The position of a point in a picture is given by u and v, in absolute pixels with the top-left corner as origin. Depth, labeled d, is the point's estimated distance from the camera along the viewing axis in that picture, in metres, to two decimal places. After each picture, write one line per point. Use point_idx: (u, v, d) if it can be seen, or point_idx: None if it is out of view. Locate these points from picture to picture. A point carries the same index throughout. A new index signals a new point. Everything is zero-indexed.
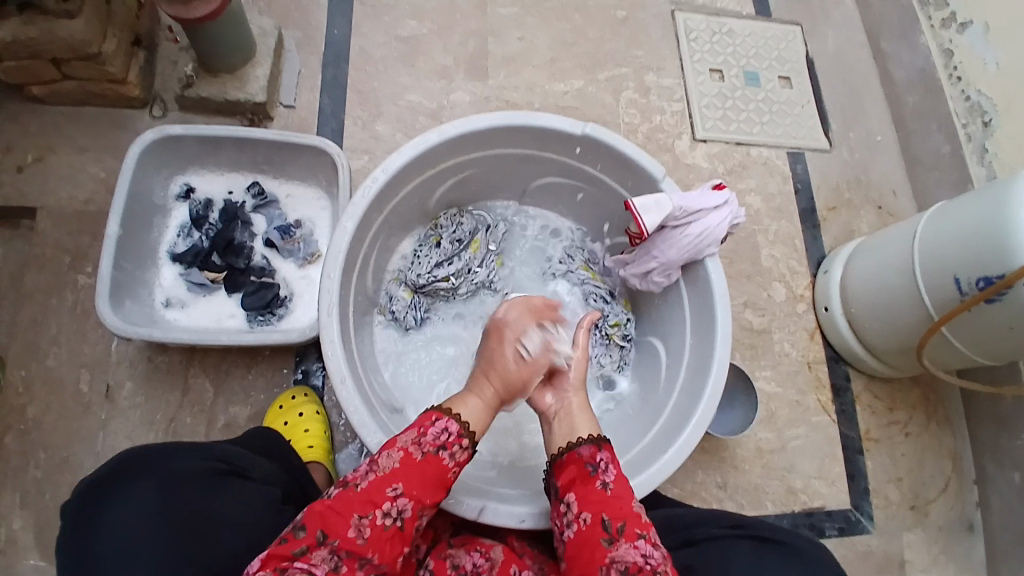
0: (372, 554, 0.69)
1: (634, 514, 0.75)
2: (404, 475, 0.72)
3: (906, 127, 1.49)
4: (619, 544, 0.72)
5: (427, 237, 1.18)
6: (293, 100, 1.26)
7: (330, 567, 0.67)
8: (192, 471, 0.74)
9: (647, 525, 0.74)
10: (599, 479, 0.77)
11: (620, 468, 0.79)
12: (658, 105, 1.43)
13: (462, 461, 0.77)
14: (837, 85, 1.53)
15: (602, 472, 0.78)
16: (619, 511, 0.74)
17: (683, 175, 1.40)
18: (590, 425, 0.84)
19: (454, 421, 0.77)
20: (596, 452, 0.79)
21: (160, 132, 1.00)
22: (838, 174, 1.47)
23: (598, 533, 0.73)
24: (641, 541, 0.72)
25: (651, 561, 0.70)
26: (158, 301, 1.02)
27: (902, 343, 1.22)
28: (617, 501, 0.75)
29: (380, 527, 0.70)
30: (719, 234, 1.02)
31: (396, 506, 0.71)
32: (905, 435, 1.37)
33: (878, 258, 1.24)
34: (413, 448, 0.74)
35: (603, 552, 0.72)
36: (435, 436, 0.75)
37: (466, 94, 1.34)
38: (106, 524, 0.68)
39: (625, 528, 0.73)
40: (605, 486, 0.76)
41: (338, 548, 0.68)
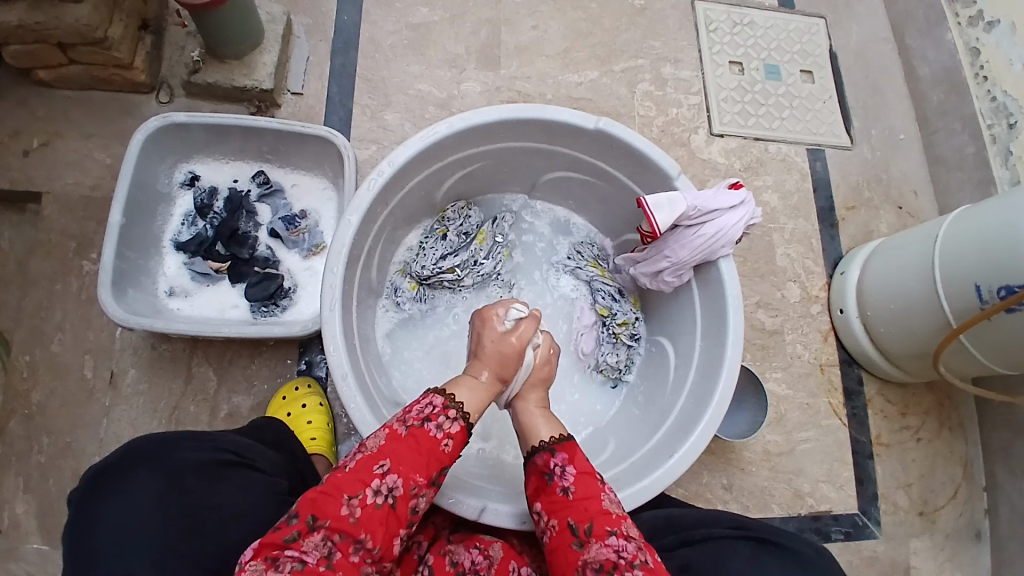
0: (365, 535, 0.68)
1: (601, 512, 0.72)
2: (393, 454, 0.71)
3: (930, 125, 1.44)
4: (590, 545, 0.70)
5: (434, 229, 1.16)
6: (301, 87, 1.24)
7: (323, 553, 0.65)
8: (197, 463, 0.73)
9: (616, 520, 0.72)
10: (557, 486, 0.75)
11: (581, 467, 0.76)
12: (674, 98, 1.40)
13: (454, 432, 0.76)
14: (861, 80, 1.48)
15: (559, 478, 0.75)
16: (585, 513, 0.73)
17: (697, 171, 1.37)
18: (553, 428, 0.82)
19: (438, 395, 0.77)
20: (550, 458, 0.77)
21: (165, 119, 0.98)
22: (858, 172, 1.42)
23: (568, 539, 0.72)
24: (612, 538, 0.70)
25: (625, 555, 0.68)
26: (161, 289, 1.01)
27: (917, 348, 1.19)
28: (581, 503, 0.73)
29: (371, 506, 0.69)
30: (734, 234, 0.99)
31: (385, 483, 0.70)
32: (917, 441, 1.34)
33: (897, 261, 1.20)
34: (397, 427, 0.74)
35: (576, 555, 0.71)
36: (420, 411, 0.75)
37: (477, 84, 1.31)
38: (110, 517, 0.67)
39: (593, 528, 0.71)
40: (566, 490, 0.75)
41: (331, 534, 0.66)
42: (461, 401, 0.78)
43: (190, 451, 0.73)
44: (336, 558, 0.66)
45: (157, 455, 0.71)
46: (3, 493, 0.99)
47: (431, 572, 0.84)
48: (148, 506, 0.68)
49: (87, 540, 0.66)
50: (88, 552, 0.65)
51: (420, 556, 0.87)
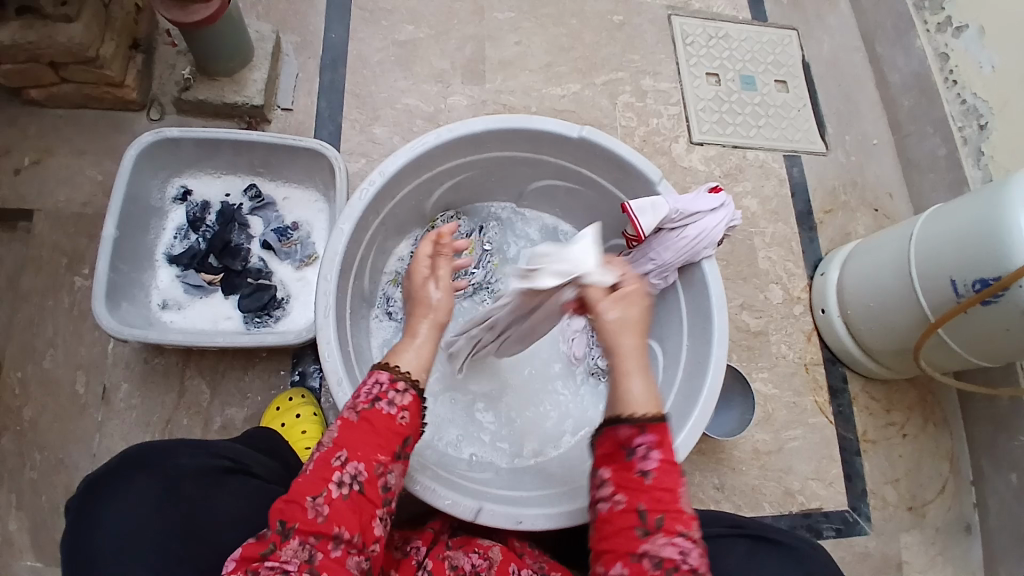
0: (339, 529, 0.69)
1: (674, 506, 0.66)
2: (347, 444, 0.73)
3: (902, 130, 1.50)
4: (655, 538, 0.64)
5: (424, 238, 1.18)
6: (290, 103, 1.26)
7: (303, 559, 0.67)
8: (195, 470, 0.74)
9: (688, 518, 0.66)
10: (637, 467, 0.67)
11: (668, 454, 0.68)
12: (655, 109, 1.44)
13: (407, 404, 0.77)
14: (833, 89, 1.54)
15: (641, 460, 0.67)
16: (660, 504, 0.65)
17: (679, 178, 1.41)
18: (651, 399, 0.70)
19: (383, 372, 0.78)
20: (637, 434, 0.68)
21: (158, 134, 0.99)
22: (833, 177, 1.47)
23: (633, 522, 0.66)
24: (681, 538, 0.64)
25: (689, 560, 0.64)
26: (154, 303, 1.01)
27: (898, 343, 1.23)
28: (657, 492, 0.66)
29: (338, 498, 0.70)
30: (716, 236, 1.03)
31: (345, 473, 0.71)
32: (903, 436, 1.37)
33: (875, 259, 1.24)
34: (347, 416, 0.74)
35: (637, 543, 0.65)
36: (366, 394, 0.76)
37: (463, 98, 1.35)
38: (107, 521, 0.67)
39: (664, 522, 0.65)
40: (644, 474, 0.66)
41: (306, 538, 0.69)
42: (406, 368, 0.79)
43: (187, 458, 0.74)
44: (317, 560, 0.68)
45: (155, 462, 0.72)
46: None
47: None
48: (146, 511, 0.68)
49: (85, 543, 0.66)
50: (85, 557, 0.65)
51: (418, 562, 0.88)
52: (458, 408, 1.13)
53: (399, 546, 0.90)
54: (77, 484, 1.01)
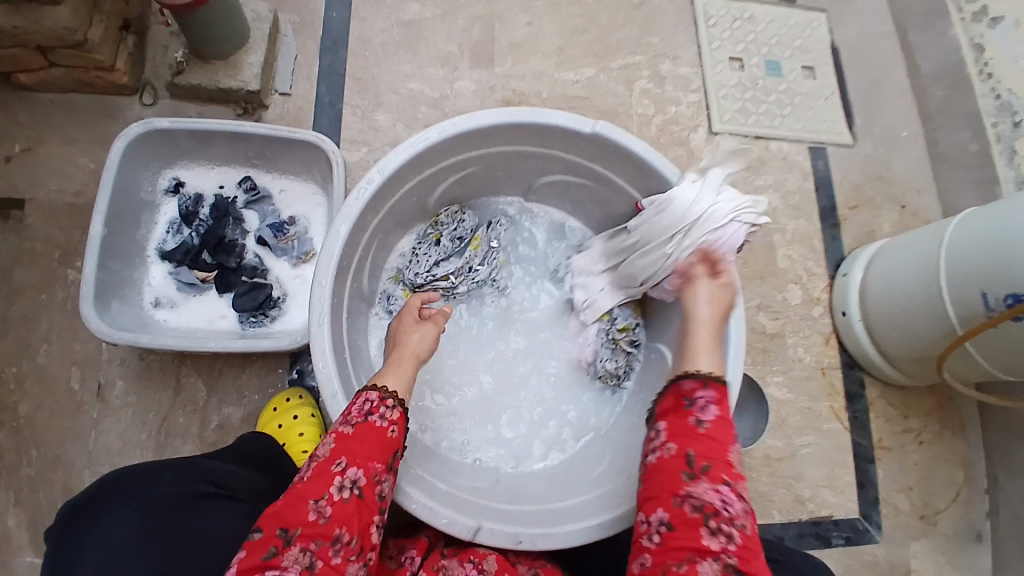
0: (340, 530, 0.68)
1: (723, 459, 0.70)
2: (345, 450, 0.72)
3: (932, 122, 1.40)
4: (699, 480, 0.68)
5: (427, 234, 1.14)
6: (289, 87, 1.20)
7: (304, 565, 0.65)
8: (174, 498, 0.72)
9: (734, 474, 0.70)
10: (694, 416, 0.74)
11: (722, 415, 0.75)
12: (673, 95, 1.36)
13: (396, 418, 0.78)
14: (861, 77, 1.44)
15: (698, 409, 0.75)
16: (708, 451, 0.70)
17: (697, 170, 1.33)
18: (711, 366, 0.81)
19: (373, 390, 0.79)
20: (699, 388, 0.77)
21: (149, 125, 0.95)
22: (859, 171, 1.39)
23: (680, 466, 0.70)
24: (724, 487, 0.68)
25: (729, 509, 0.66)
26: (147, 301, 0.98)
27: (920, 351, 1.17)
28: (708, 441, 0.71)
29: (340, 502, 0.69)
30: (735, 240, 0.98)
31: (347, 477, 0.70)
32: (919, 443, 1.32)
33: (901, 262, 1.18)
34: (343, 426, 0.74)
35: (681, 484, 0.69)
36: (359, 407, 0.76)
37: (470, 83, 1.28)
38: (88, 556, 0.64)
39: (710, 468, 0.69)
40: (699, 423, 0.73)
41: (306, 544, 0.66)
42: (392, 389, 0.80)
43: (166, 486, 0.72)
44: (317, 566, 0.66)
45: (131, 491, 0.69)
46: None
47: None
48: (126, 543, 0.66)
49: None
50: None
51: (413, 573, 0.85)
52: (464, 411, 1.09)
53: (392, 555, 0.87)
54: (72, 484, 1.00)
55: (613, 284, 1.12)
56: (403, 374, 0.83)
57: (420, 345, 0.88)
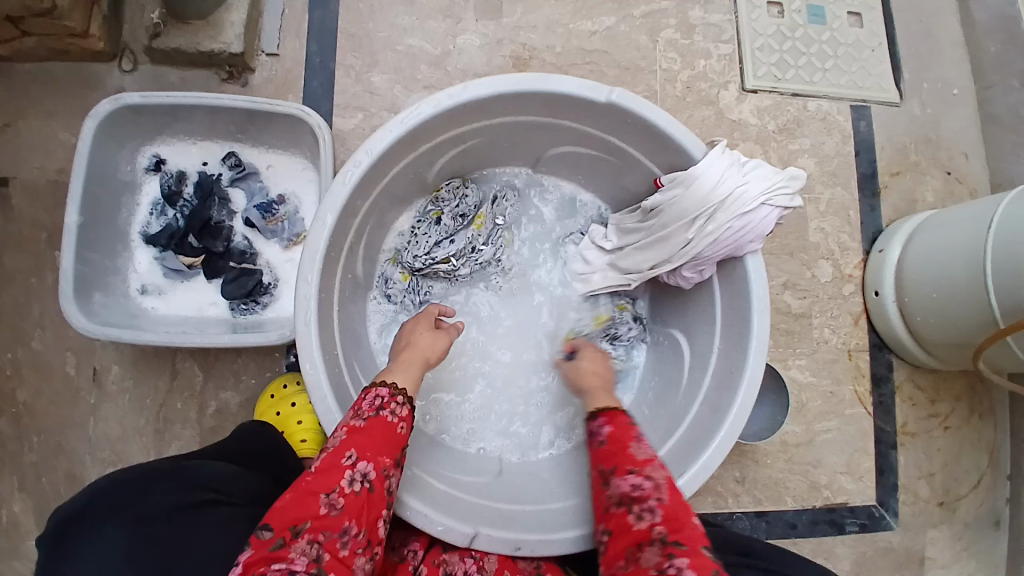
0: (350, 522, 0.65)
1: (626, 454, 0.72)
2: (355, 443, 0.69)
3: (985, 80, 1.25)
4: (611, 481, 0.70)
5: (427, 211, 1.04)
6: (276, 47, 1.10)
7: (311, 557, 0.61)
8: (170, 509, 0.64)
9: (644, 460, 0.71)
10: (594, 438, 0.76)
11: (621, 423, 0.76)
12: (702, 47, 1.22)
13: (405, 415, 0.75)
14: (914, 24, 1.27)
15: (597, 432, 0.77)
16: (611, 456, 0.73)
17: (726, 133, 1.21)
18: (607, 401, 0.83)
19: (383, 386, 0.76)
20: (594, 418, 0.79)
21: (117, 102, 0.87)
22: (905, 133, 1.25)
23: (597, 479, 0.72)
24: (631, 474, 0.69)
25: (641, 491, 0.67)
26: (134, 288, 0.94)
27: (958, 339, 1.07)
28: (610, 448, 0.74)
29: (351, 494, 0.66)
30: (764, 228, 0.88)
31: (357, 470, 0.67)
32: (945, 428, 1.25)
33: (944, 242, 1.07)
34: (353, 420, 0.71)
35: (603, 493, 0.71)
36: (370, 403, 0.73)
37: (475, 37, 1.15)
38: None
39: (615, 467, 0.71)
40: (600, 440, 0.76)
41: (315, 535, 0.62)
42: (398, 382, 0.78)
43: (163, 494, 0.65)
44: (325, 559, 0.62)
45: (125, 501, 0.61)
46: None
47: None
48: (116, 562, 0.58)
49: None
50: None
51: (414, 567, 0.82)
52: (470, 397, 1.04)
53: (396, 546, 0.85)
54: (76, 469, 1.00)
55: (613, 268, 1.04)
56: (410, 370, 0.80)
57: (429, 348, 0.86)
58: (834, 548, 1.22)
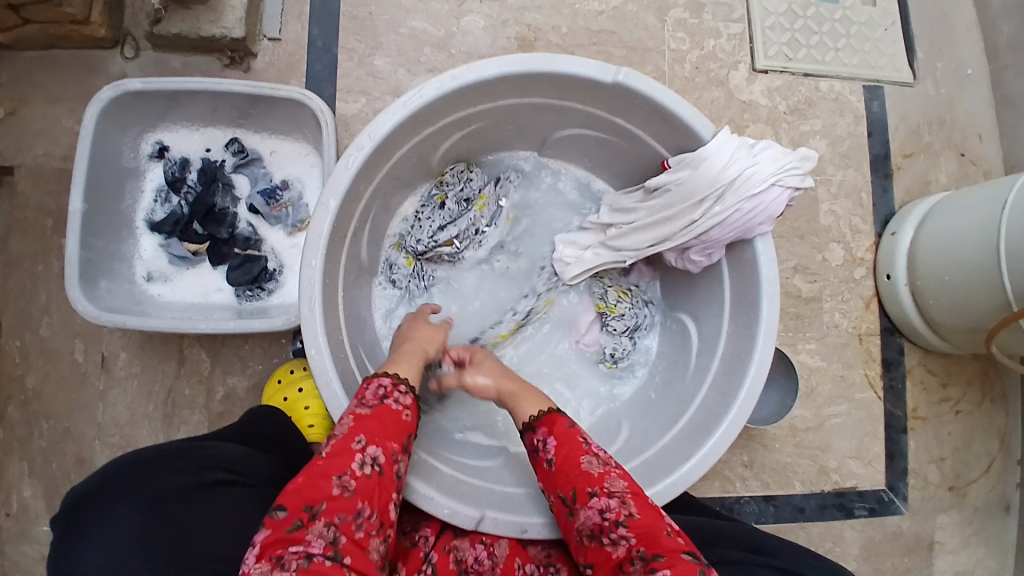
0: (363, 504, 0.65)
1: (580, 474, 0.67)
2: (364, 428, 0.69)
3: (1001, 58, 1.22)
4: (577, 511, 0.67)
5: (432, 195, 1.03)
6: (278, 31, 1.08)
7: (328, 539, 0.61)
8: (182, 486, 0.67)
9: (601, 477, 0.67)
10: (542, 459, 0.71)
11: (563, 434, 0.70)
12: (712, 27, 1.19)
13: (410, 402, 0.74)
14: (930, 1, 1.24)
15: (542, 453, 0.71)
16: (565, 480, 0.68)
17: (735, 115, 1.19)
18: (537, 402, 0.76)
19: (386, 376, 0.75)
20: (533, 434, 0.73)
21: (118, 88, 0.86)
22: (920, 113, 1.22)
23: (561, 507, 0.69)
24: (594, 499, 0.65)
25: (609, 514, 0.64)
26: (139, 275, 0.94)
27: (970, 323, 1.06)
28: (561, 472, 0.69)
29: (362, 477, 0.66)
30: (774, 210, 0.86)
31: (368, 454, 0.67)
32: (956, 413, 1.24)
33: (957, 225, 1.05)
34: (359, 407, 0.71)
35: (570, 522, 0.68)
36: (374, 391, 0.73)
37: (480, 19, 1.13)
38: (88, 552, 0.60)
39: (575, 494, 0.67)
40: (548, 462, 0.70)
41: (331, 518, 0.62)
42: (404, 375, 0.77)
43: (176, 474, 0.68)
44: (341, 542, 0.62)
45: (138, 480, 0.65)
46: (11, 477, 1.00)
47: (434, 569, 0.80)
48: (126, 539, 0.61)
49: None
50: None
51: (425, 553, 0.82)
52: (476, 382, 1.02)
53: (407, 531, 0.85)
54: (86, 454, 1.01)
55: (606, 246, 1.01)
56: (413, 361, 0.80)
57: (430, 341, 0.86)
58: (842, 533, 1.21)
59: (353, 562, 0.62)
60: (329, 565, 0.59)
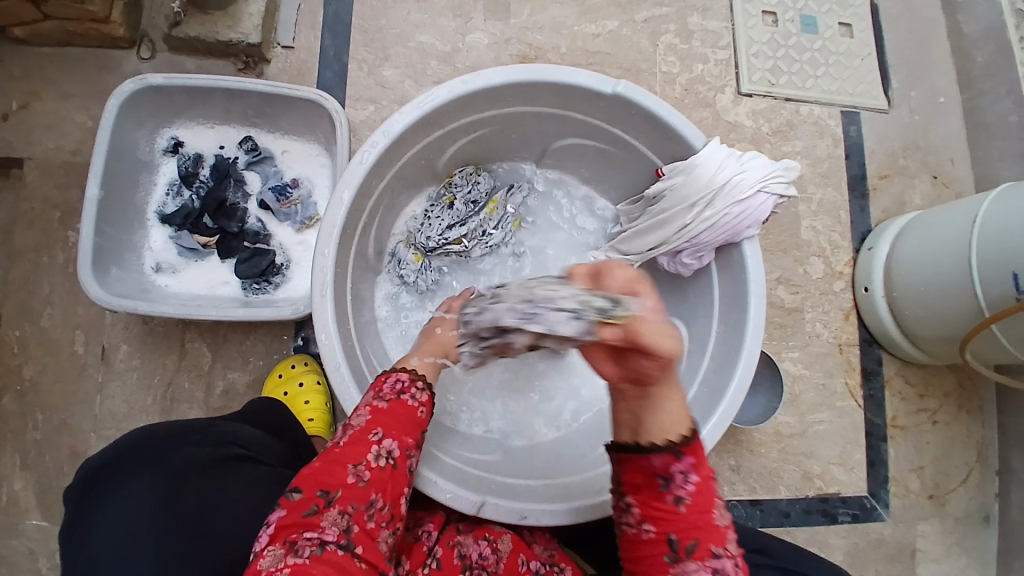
0: (376, 495, 0.65)
1: (709, 528, 0.61)
2: (380, 421, 0.70)
3: (973, 88, 1.31)
4: (686, 564, 0.60)
5: (439, 196, 1.08)
6: (291, 39, 1.13)
7: (341, 529, 0.62)
8: (200, 462, 0.67)
9: (723, 534, 0.62)
10: (671, 496, 0.61)
11: (705, 477, 0.62)
12: (701, 52, 1.28)
13: (426, 400, 0.75)
14: (903, 35, 1.34)
15: (676, 487, 0.61)
16: (691, 529, 0.61)
17: (722, 134, 1.26)
18: (684, 417, 0.63)
19: (403, 371, 0.76)
20: (673, 462, 0.61)
21: (141, 82, 0.90)
22: (894, 138, 1.31)
23: (662, 548, 0.61)
24: (713, 560, 0.60)
25: None
26: (147, 266, 0.95)
27: (945, 331, 1.12)
28: (690, 517, 0.61)
29: (376, 468, 0.66)
30: (761, 215, 0.92)
31: (383, 447, 0.68)
32: (934, 423, 1.29)
33: (930, 238, 1.12)
34: (376, 400, 0.72)
35: (666, 568, 0.61)
36: (392, 386, 0.74)
37: (484, 36, 1.20)
38: (106, 520, 0.59)
39: (696, 548, 0.60)
40: (678, 501, 0.61)
41: (345, 506, 0.63)
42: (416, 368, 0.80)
43: (193, 448, 0.68)
44: (354, 530, 0.63)
45: (159, 453, 0.64)
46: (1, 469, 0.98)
47: (439, 564, 0.79)
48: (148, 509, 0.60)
49: (81, 550, 0.57)
50: (85, 568, 0.57)
51: (429, 548, 0.82)
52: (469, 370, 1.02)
53: (410, 527, 0.85)
54: (80, 447, 1.00)
55: (616, 250, 1.07)
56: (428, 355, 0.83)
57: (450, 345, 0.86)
58: (827, 539, 1.24)
59: (364, 552, 0.62)
60: (340, 553, 0.60)
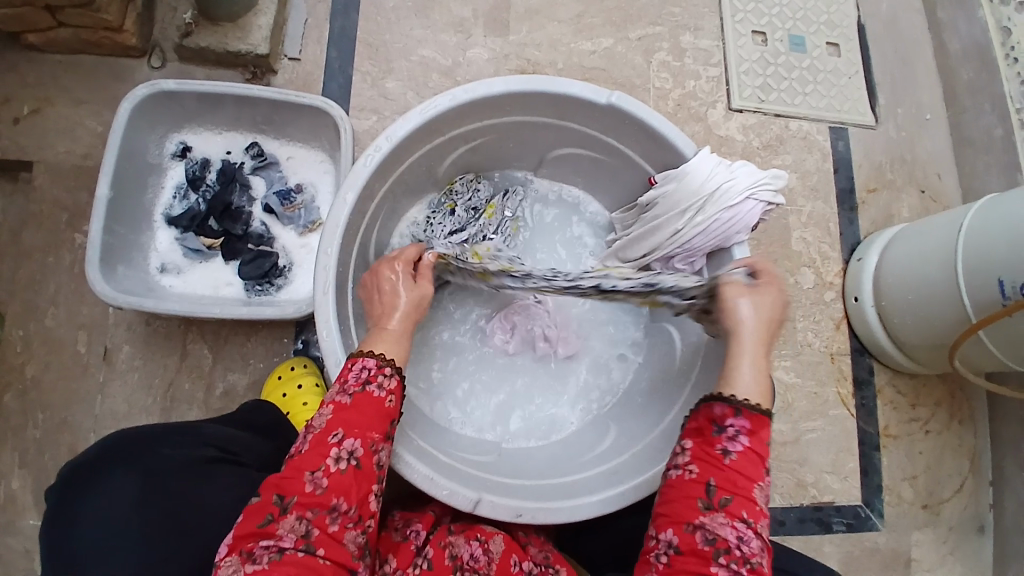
0: (338, 500, 0.64)
1: (747, 496, 0.65)
2: (342, 421, 0.68)
3: (958, 104, 1.36)
4: (716, 514, 0.64)
5: (441, 203, 1.11)
6: (298, 52, 1.18)
7: (300, 533, 0.62)
8: (180, 463, 0.69)
9: (757, 509, 0.64)
10: (722, 444, 0.67)
11: (756, 444, 0.67)
12: (693, 69, 1.32)
13: (395, 387, 0.72)
14: (888, 55, 1.39)
15: (728, 439, 0.67)
16: (731, 484, 0.65)
17: (714, 148, 1.30)
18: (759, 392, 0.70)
19: (370, 358, 0.73)
20: (731, 416, 0.68)
21: (153, 87, 0.93)
22: (881, 152, 1.35)
23: (698, 491, 0.65)
24: (742, 523, 0.63)
25: (744, 548, 0.62)
26: (153, 266, 0.98)
27: (934, 339, 1.14)
28: (733, 472, 0.65)
29: (336, 473, 0.65)
30: (751, 221, 0.95)
31: (343, 448, 0.66)
32: (926, 432, 1.31)
33: (917, 248, 1.15)
34: (340, 396, 0.69)
35: (697, 512, 0.64)
36: (356, 376, 0.71)
37: (484, 51, 1.24)
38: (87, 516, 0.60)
39: (730, 503, 0.64)
40: (726, 452, 0.66)
41: (303, 512, 0.63)
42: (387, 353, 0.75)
43: (171, 449, 0.69)
44: (314, 535, 0.63)
45: (136, 453, 0.65)
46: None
47: (430, 564, 0.80)
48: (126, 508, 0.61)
49: (61, 547, 0.59)
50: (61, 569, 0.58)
51: (418, 547, 0.83)
52: (466, 372, 1.06)
53: (399, 528, 0.86)
54: (80, 445, 1.01)
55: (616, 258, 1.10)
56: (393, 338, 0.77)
57: (412, 303, 0.81)
58: (821, 547, 1.25)
59: (328, 553, 0.63)
60: (301, 555, 0.61)
